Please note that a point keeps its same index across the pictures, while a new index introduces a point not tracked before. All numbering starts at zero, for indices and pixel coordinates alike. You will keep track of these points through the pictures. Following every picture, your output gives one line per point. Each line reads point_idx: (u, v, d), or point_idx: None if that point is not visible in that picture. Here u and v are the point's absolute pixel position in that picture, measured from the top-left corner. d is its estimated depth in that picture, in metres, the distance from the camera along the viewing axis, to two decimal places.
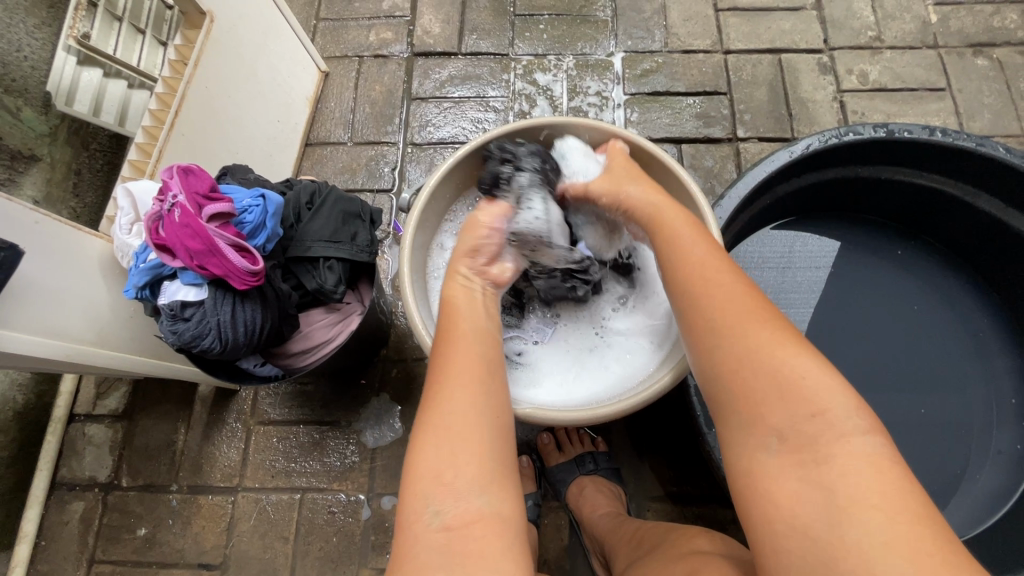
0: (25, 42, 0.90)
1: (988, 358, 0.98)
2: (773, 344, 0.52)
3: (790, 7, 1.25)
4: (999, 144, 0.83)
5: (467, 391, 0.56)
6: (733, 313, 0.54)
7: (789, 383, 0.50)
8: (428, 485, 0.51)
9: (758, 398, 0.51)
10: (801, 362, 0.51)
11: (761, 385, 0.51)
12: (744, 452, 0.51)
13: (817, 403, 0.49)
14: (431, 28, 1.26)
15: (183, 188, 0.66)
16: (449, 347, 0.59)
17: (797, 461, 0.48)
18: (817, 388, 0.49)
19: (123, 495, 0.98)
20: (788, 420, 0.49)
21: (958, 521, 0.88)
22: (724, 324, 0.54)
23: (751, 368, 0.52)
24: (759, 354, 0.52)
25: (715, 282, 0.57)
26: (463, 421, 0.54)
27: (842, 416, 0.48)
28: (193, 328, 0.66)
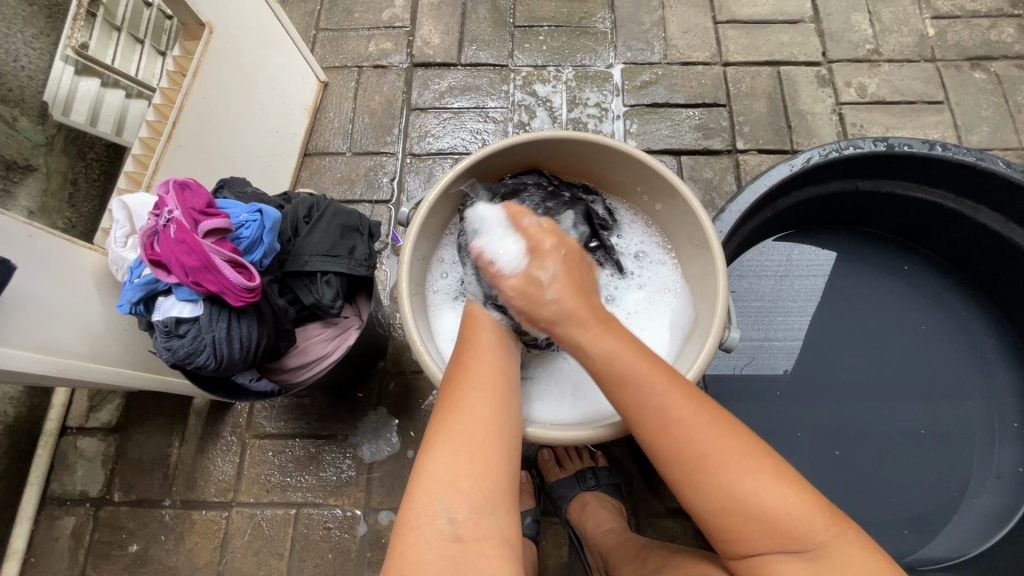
0: (23, 53, 0.90)
1: (989, 373, 0.98)
2: (760, 481, 0.51)
3: (788, 20, 1.25)
4: (998, 159, 0.83)
5: (488, 405, 0.57)
6: (696, 453, 0.52)
7: (737, 494, 0.51)
8: (442, 490, 0.51)
9: (754, 534, 0.51)
10: (813, 521, 0.50)
11: (727, 504, 0.51)
12: (758, 574, 0.51)
13: (809, 528, 0.50)
14: (430, 39, 1.26)
15: (178, 204, 0.65)
16: (471, 364, 0.61)
17: (807, 574, 0.49)
18: (790, 500, 0.50)
19: (114, 511, 0.96)
20: (759, 523, 0.50)
21: (958, 541, 0.89)
22: (711, 473, 0.52)
23: (734, 509, 0.51)
24: (737, 492, 0.51)
25: (701, 454, 0.52)
26: (484, 432, 0.54)
27: (819, 518, 0.50)
28: (188, 344, 0.65)
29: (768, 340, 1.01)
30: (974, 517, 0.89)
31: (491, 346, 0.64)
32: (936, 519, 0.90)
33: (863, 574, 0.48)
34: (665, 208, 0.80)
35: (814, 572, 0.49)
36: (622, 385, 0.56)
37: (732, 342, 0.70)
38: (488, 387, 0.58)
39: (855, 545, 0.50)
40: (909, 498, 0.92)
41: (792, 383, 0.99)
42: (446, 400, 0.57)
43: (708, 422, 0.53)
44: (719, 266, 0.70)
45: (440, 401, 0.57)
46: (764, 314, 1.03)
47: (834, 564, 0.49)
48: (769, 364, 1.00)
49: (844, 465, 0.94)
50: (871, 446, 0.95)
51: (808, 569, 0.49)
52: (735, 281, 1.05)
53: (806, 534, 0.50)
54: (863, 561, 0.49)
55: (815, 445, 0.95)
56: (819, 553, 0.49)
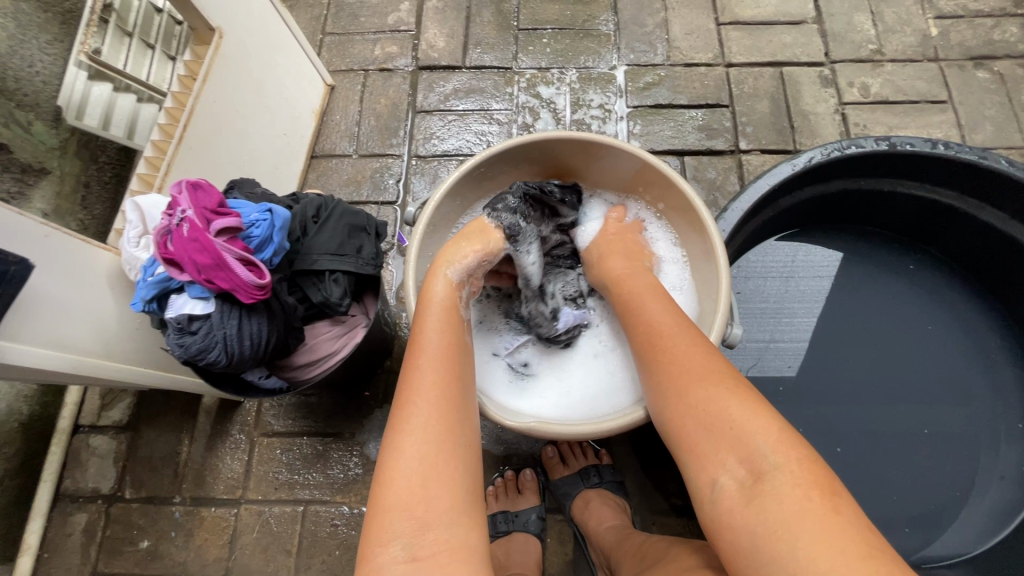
0: (37, 58, 0.92)
1: (994, 371, 0.98)
2: (710, 393, 0.55)
3: (790, 21, 1.26)
4: (1001, 157, 0.83)
5: (437, 418, 0.55)
6: (674, 357, 0.59)
7: (699, 408, 0.55)
8: (395, 517, 0.51)
9: (701, 443, 0.53)
10: (762, 446, 0.50)
11: (688, 415, 0.55)
12: (702, 497, 0.52)
13: (750, 442, 0.50)
14: (435, 43, 1.28)
15: (191, 203, 0.67)
16: (417, 369, 0.59)
17: (743, 500, 0.49)
18: (748, 422, 0.51)
19: (126, 507, 0.98)
20: (711, 438, 0.53)
21: (963, 539, 0.89)
22: (675, 379, 0.58)
23: (685, 408, 0.56)
24: (695, 403, 0.55)
25: (676, 365, 0.59)
26: (432, 450, 0.54)
27: (773, 447, 0.49)
28: (200, 341, 0.66)
29: (773, 341, 1.02)
30: (979, 516, 0.89)
31: (443, 342, 0.61)
32: (940, 517, 0.90)
33: (801, 506, 0.46)
34: (670, 207, 0.80)
35: (750, 499, 0.48)
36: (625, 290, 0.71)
37: (735, 338, 0.71)
38: (437, 394, 0.57)
39: (803, 483, 0.47)
40: (913, 496, 0.92)
41: (796, 382, 1.00)
42: (397, 415, 0.56)
43: (692, 337, 0.61)
44: (723, 264, 0.71)
45: (391, 417, 0.56)
46: (768, 313, 1.03)
47: (771, 490, 0.47)
48: (773, 365, 1.00)
49: (848, 463, 0.95)
50: (875, 444, 0.95)
51: (745, 489, 0.49)
52: (740, 282, 1.05)
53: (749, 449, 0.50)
54: (802, 494, 0.46)
55: (819, 444, 0.96)
56: (765, 483, 0.48)
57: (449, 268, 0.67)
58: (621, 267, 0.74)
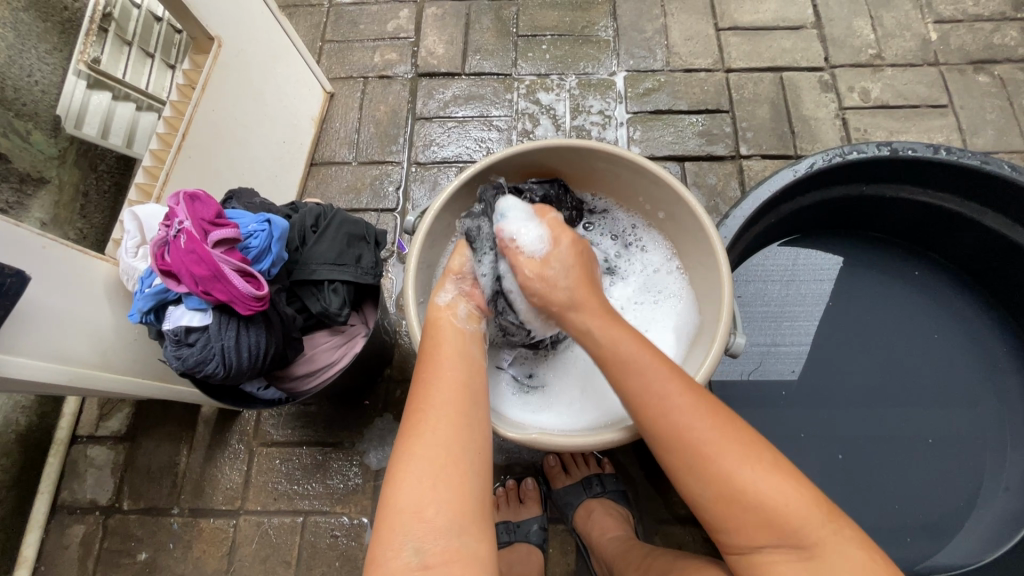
0: (36, 68, 0.92)
1: (999, 377, 0.97)
2: (755, 473, 0.53)
3: (790, 26, 1.26)
4: (1004, 162, 0.83)
5: (449, 425, 0.55)
6: (690, 429, 0.54)
7: (736, 489, 0.52)
8: (408, 520, 0.50)
9: (754, 531, 0.52)
10: (817, 521, 0.51)
11: (730, 498, 0.53)
12: (749, 559, 0.54)
13: (805, 521, 0.52)
14: (435, 49, 1.28)
15: (189, 214, 0.66)
16: (432, 381, 0.58)
17: (798, 563, 0.52)
18: (795, 497, 0.52)
19: (123, 519, 0.97)
20: (762, 520, 0.52)
21: (971, 547, 0.88)
22: (706, 460, 0.53)
23: (725, 495, 0.53)
24: (737, 482, 0.52)
25: (694, 434, 0.54)
26: (443, 458, 0.53)
27: (823, 520, 0.52)
28: (198, 353, 0.66)
29: (776, 346, 1.01)
30: (987, 524, 0.88)
31: (456, 356, 0.61)
32: (948, 525, 0.89)
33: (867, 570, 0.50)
34: (668, 212, 0.80)
35: (807, 562, 0.51)
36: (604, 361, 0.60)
37: (738, 347, 0.70)
38: (450, 403, 0.56)
39: (853, 543, 0.51)
40: (919, 504, 0.91)
41: (799, 389, 0.99)
42: (409, 421, 0.55)
43: (713, 417, 0.55)
44: (724, 271, 0.70)
45: (403, 424, 0.56)
46: (771, 319, 1.03)
47: (831, 559, 0.51)
48: (776, 371, 0.99)
49: (853, 471, 0.94)
50: (880, 452, 0.94)
51: (800, 556, 0.52)
52: (741, 287, 1.05)
53: (802, 528, 0.51)
54: (859, 554, 0.51)
55: (823, 452, 0.95)
56: (819, 552, 0.51)
57: (438, 294, 0.66)
58: (566, 281, 0.65)
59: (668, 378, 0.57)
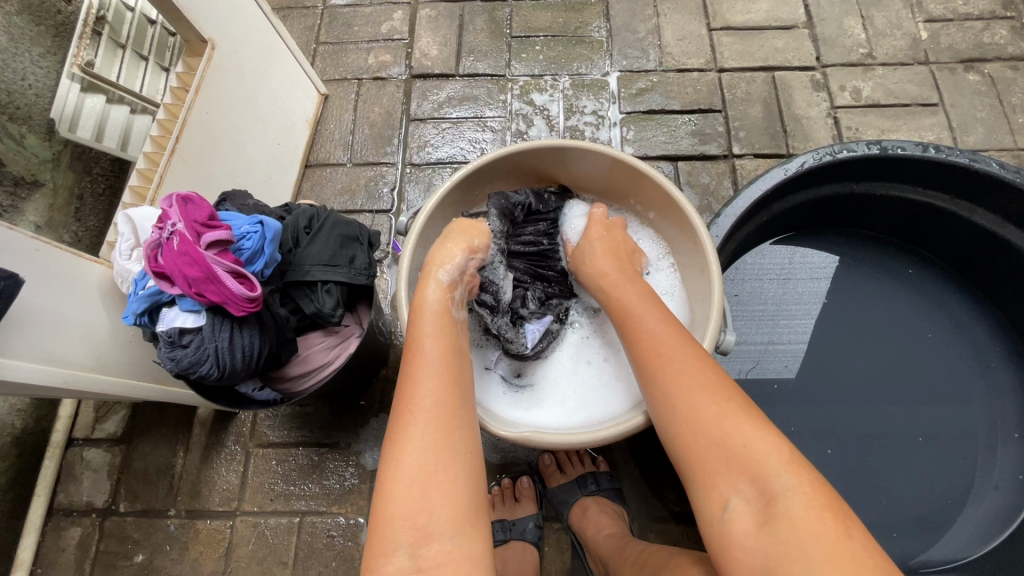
0: (30, 71, 0.92)
1: (990, 372, 0.98)
2: (718, 412, 0.54)
3: (781, 26, 1.27)
4: (992, 160, 0.84)
5: (439, 426, 0.54)
6: (682, 368, 0.58)
7: (701, 425, 0.54)
8: (401, 527, 0.50)
9: (716, 473, 0.52)
10: (774, 463, 0.50)
11: (696, 434, 0.54)
12: (709, 516, 0.52)
13: (764, 466, 0.50)
14: (429, 51, 1.28)
15: (182, 216, 0.67)
16: (413, 369, 0.58)
17: (755, 522, 0.48)
18: (759, 442, 0.51)
19: (120, 521, 0.97)
20: (719, 453, 0.52)
21: (966, 540, 0.88)
22: (680, 401, 0.57)
23: (693, 433, 0.55)
24: (701, 416, 0.54)
25: (681, 368, 0.58)
26: (432, 460, 0.53)
27: (784, 466, 0.50)
28: (191, 354, 0.66)
29: (771, 343, 1.02)
30: (978, 518, 0.89)
31: (440, 336, 0.61)
32: (942, 519, 0.90)
33: (814, 530, 0.46)
34: (656, 211, 0.81)
35: (763, 517, 0.48)
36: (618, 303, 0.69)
37: (728, 345, 0.71)
38: (437, 399, 0.56)
39: (816, 504, 0.47)
40: (912, 498, 0.92)
41: (793, 387, 0.99)
42: (396, 423, 0.55)
43: (697, 355, 0.59)
44: (715, 270, 0.70)
45: (390, 425, 0.56)
46: (765, 317, 1.03)
47: (785, 514, 0.47)
48: (770, 368, 1.00)
49: (847, 468, 0.94)
50: (873, 448, 0.95)
51: (759, 514, 0.49)
52: (735, 285, 1.05)
53: (761, 473, 0.50)
54: (817, 517, 0.46)
55: (816, 448, 0.95)
56: (775, 503, 0.48)
57: (438, 272, 0.66)
58: (609, 265, 0.73)
59: (664, 323, 0.64)
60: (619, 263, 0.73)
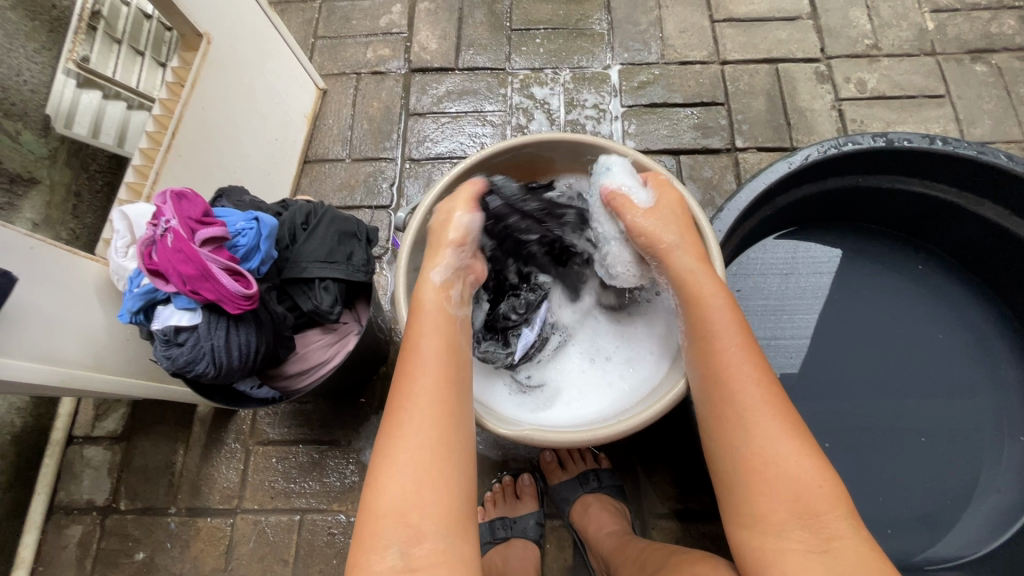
0: (25, 67, 0.91)
1: (996, 366, 0.97)
2: (793, 450, 0.54)
3: (785, 17, 1.25)
4: (1000, 152, 0.82)
5: (437, 426, 0.54)
6: (754, 397, 0.56)
7: (771, 457, 0.54)
8: (392, 523, 0.49)
9: (775, 503, 0.53)
10: (839, 513, 0.52)
11: (768, 464, 0.54)
12: (755, 536, 0.53)
13: (827, 508, 0.52)
14: (428, 44, 1.27)
15: (175, 213, 0.66)
16: (420, 360, 0.58)
17: (810, 549, 0.51)
18: (825, 486, 0.53)
19: (120, 519, 0.97)
20: (787, 490, 0.53)
21: (974, 536, 0.87)
22: (742, 426, 0.56)
23: (756, 463, 0.54)
24: (779, 449, 0.54)
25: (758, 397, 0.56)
26: (426, 458, 0.52)
27: (845, 512, 0.52)
28: (188, 352, 0.65)
29: (774, 338, 1.01)
30: (984, 516, 0.88)
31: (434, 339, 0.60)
32: (949, 514, 0.89)
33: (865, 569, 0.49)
34: None
35: (822, 551, 0.50)
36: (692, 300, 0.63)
37: None
38: (437, 396, 0.55)
39: (867, 553, 0.50)
40: (918, 495, 0.91)
41: (798, 382, 0.98)
42: (390, 422, 0.55)
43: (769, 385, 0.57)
44: (704, 222, 0.71)
45: (386, 421, 0.55)
46: (768, 312, 1.02)
47: (842, 552, 0.50)
48: (774, 363, 0.99)
49: (852, 465, 0.93)
50: (878, 445, 0.94)
51: (817, 545, 0.51)
52: (740, 280, 1.04)
53: (823, 515, 0.52)
54: (869, 559, 0.50)
55: (821, 445, 0.94)
56: (834, 544, 0.51)
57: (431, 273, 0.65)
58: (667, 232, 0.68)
59: (735, 330, 0.60)
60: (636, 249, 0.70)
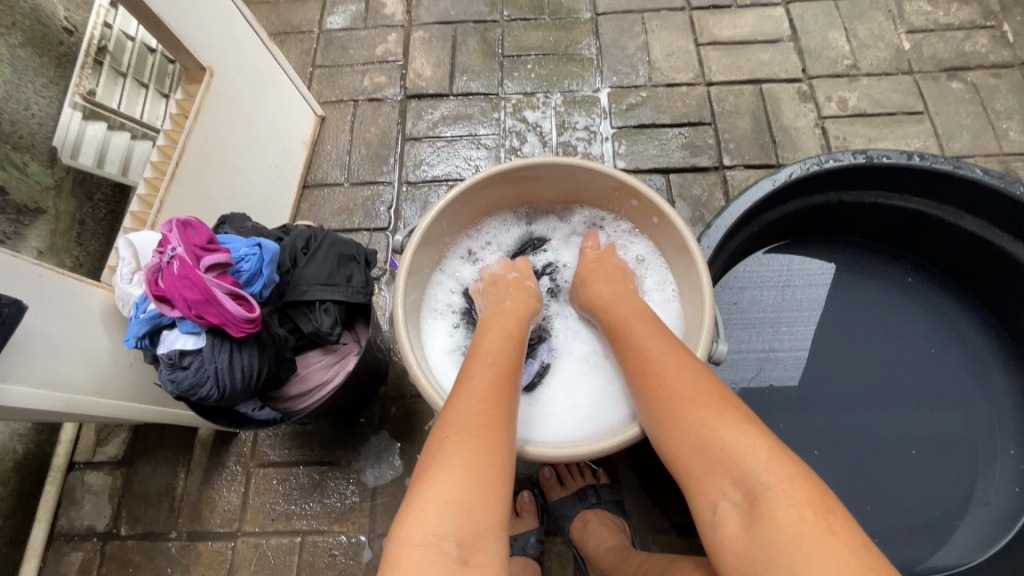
0: (34, 101, 0.94)
1: (986, 374, 0.99)
2: (709, 417, 0.55)
3: (767, 40, 1.30)
4: (975, 166, 0.86)
5: (495, 420, 0.57)
6: (673, 382, 0.60)
7: (689, 436, 0.55)
8: (447, 507, 0.50)
9: (704, 475, 0.53)
10: (757, 464, 0.50)
11: (693, 449, 0.54)
12: (706, 521, 0.52)
13: (747, 465, 0.50)
14: (423, 72, 1.31)
15: (181, 240, 0.68)
16: (472, 372, 0.62)
17: (743, 524, 0.48)
18: (740, 444, 0.52)
19: (121, 545, 0.97)
20: (709, 457, 0.53)
21: (971, 543, 0.88)
22: (665, 399, 0.59)
23: (688, 442, 0.55)
24: (695, 428, 0.55)
25: (677, 385, 0.59)
26: (488, 445, 0.55)
27: (766, 463, 0.50)
28: (192, 376, 0.67)
29: (773, 351, 1.03)
30: (980, 524, 0.89)
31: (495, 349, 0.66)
32: (945, 524, 0.90)
33: (799, 521, 0.45)
34: (627, 208, 0.84)
35: (749, 520, 0.48)
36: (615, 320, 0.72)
37: (720, 355, 0.72)
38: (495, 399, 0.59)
39: (797, 495, 0.47)
40: (914, 504, 0.92)
41: (792, 394, 1.00)
42: (449, 415, 0.57)
43: (684, 363, 0.61)
44: (679, 222, 0.74)
45: (442, 417, 0.58)
46: (761, 324, 1.04)
47: (769, 509, 0.47)
48: (774, 374, 1.01)
49: (848, 475, 0.94)
50: (872, 454, 0.95)
51: (744, 513, 0.49)
52: (735, 293, 1.07)
53: (744, 473, 0.50)
54: (800, 509, 0.46)
55: (816, 456, 0.95)
56: (761, 502, 0.48)
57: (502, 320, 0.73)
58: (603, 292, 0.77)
59: (656, 337, 0.66)
60: (615, 289, 0.77)
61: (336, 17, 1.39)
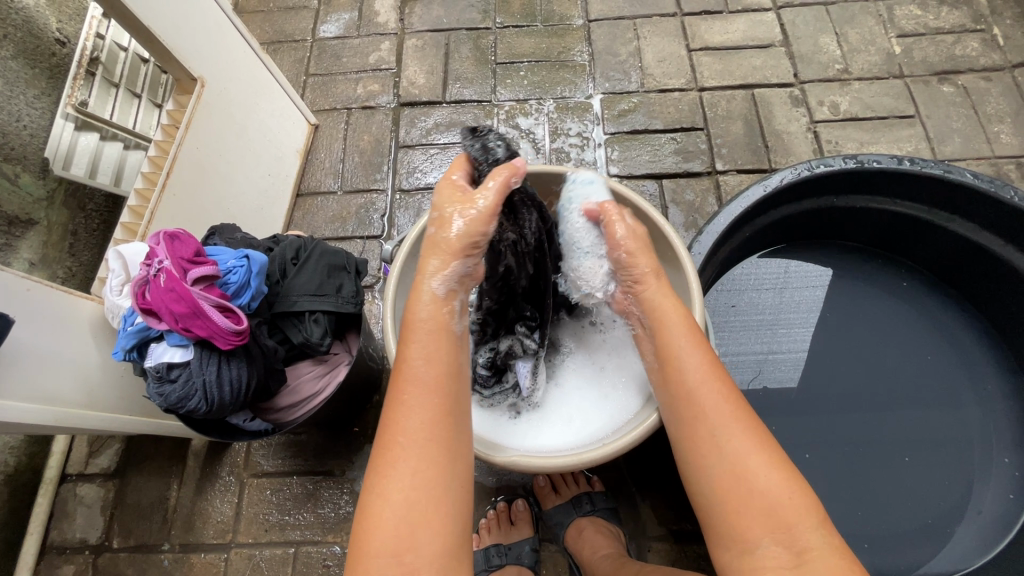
0: (25, 112, 0.93)
1: (981, 377, 0.98)
2: (764, 464, 0.54)
3: (759, 45, 1.30)
4: (966, 170, 0.86)
5: (426, 459, 0.53)
6: (720, 413, 0.57)
7: (739, 475, 0.54)
8: (384, 561, 0.50)
9: (749, 517, 0.53)
10: (814, 524, 0.52)
11: (742, 488, 0.54)
12: (736, 555, 0.53)
13: (802, 519, 0.52)
14: (416, 79, 1.32)
15: (168, 253, 0.68)
16: (405, 399, 0.55)
17: (786, 567, 0.51)
18: (794, 498, 0.53)
19: (113, 557, 0.96)
20: (763, 502, 0.53)
21: (968, 549, 0.87)
22: (716, 428, 0.57)
23: (735, 481, 0.54)
24: (747, 469, 0.54)
25: (728, 418, 0.57)
26: (422, 488, 0.52)
27: (819, 526, 0.52)
28: (180, 389, 0.67)
29: (771, 353, 1.02)
30: (977, 529, 0.88)
31: (426, 360, 0.58)
32: (942, 529, 0.89)
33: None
34: None
35: (796, 569, 0.50)
36: (658, 320, 0.64)
37: None
38: (427, 433, 0.54)
39: (843, 556, 0.51)
40: (911, 509, 0.91)
41: (787, 399, 0.99)
42: (382, 455, 0.54)
43: (734, 396, 0.59)
44: (669, 232, 0.75)
45: (377, 452, 0.54)
46: (755, 329, 1.04)
47: (816, 565, 0.50)
48: (776, 378, 1.01)
49: (843, 480, 0.94)
50: (867, 460, 0.95)
51: (790, 561, 0.51)
52: (732, 297, 1.06)
53: (796, 527, 0.52)
54: (843, 567, 0.50)
55: (812, 462, 0.95)
56: (806, 558, 0.51)
57: (432, 282, 0.60)
58: (663, 293, 0.65)
59: (699, 349, 0.61)
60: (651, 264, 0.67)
61: (329, 26, 1.39)
